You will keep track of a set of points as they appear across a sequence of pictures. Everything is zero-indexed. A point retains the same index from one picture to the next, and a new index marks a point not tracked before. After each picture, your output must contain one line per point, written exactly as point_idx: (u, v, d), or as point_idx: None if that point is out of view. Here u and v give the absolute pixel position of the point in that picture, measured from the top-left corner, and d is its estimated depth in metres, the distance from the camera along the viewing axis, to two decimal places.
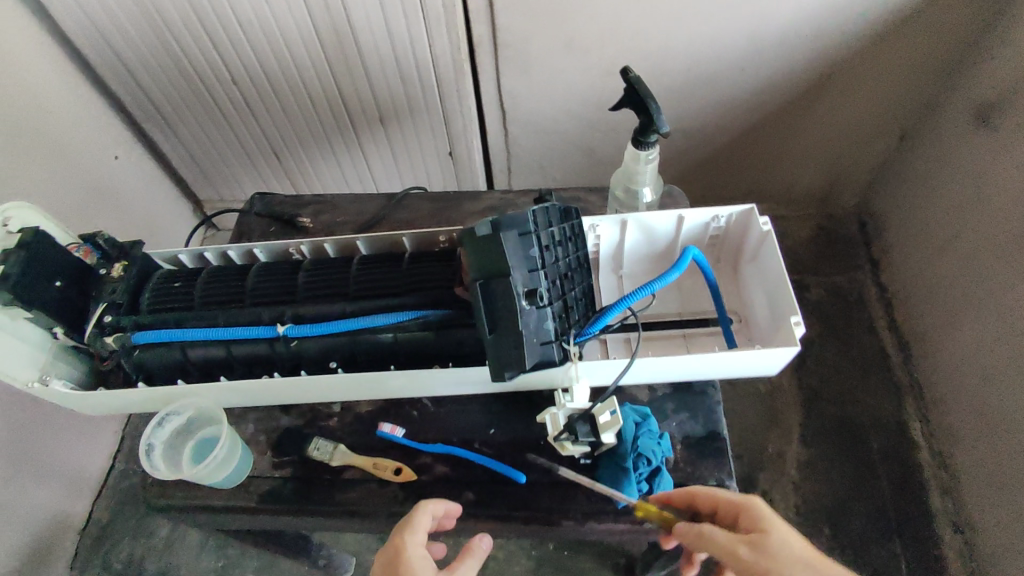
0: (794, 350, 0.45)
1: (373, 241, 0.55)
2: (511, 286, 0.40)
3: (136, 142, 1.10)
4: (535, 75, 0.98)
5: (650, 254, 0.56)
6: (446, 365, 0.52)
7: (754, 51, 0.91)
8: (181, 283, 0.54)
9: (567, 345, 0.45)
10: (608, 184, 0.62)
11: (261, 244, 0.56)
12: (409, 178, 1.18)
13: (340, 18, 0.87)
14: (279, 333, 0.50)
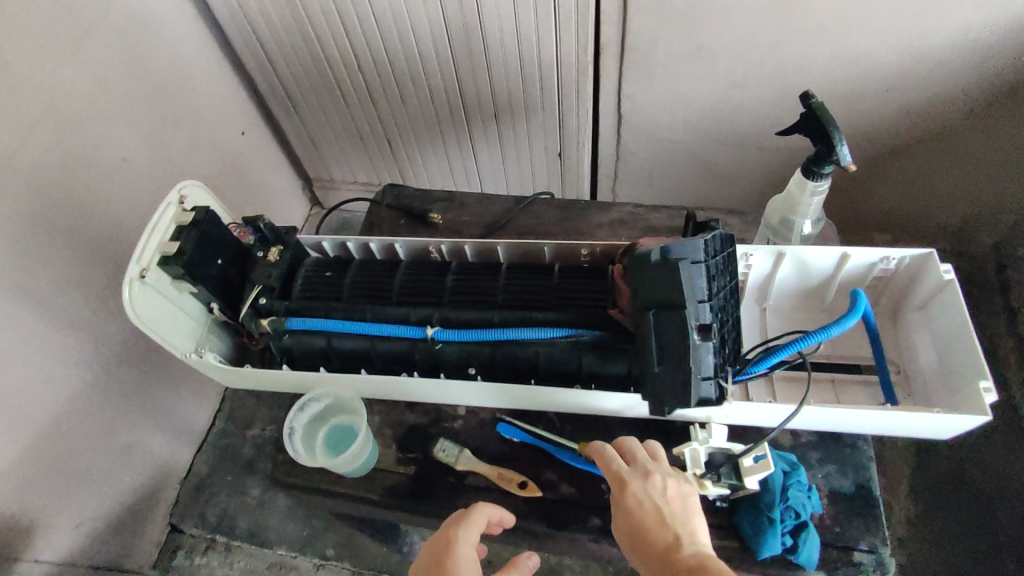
0: (985, 419, 0.51)
1: (512, 249, 0.68)
2: (684, 316, 0.50)
3: (263, 120, 1.16)
4: (659, 84, 0.95)
5: (795, 290, 0.68)
6: (586, 385, 0.64)
7: (908, 66, 0.84)
8: (331, 275, 0.68)
9: (723, 381, 0.54)
10: (767, 212, 0.74)
11: (404, 241, 0.70)
12: (514, 177, 1.18)
13: (470, 15, 0.88)
14: (427, 336, 0.62)
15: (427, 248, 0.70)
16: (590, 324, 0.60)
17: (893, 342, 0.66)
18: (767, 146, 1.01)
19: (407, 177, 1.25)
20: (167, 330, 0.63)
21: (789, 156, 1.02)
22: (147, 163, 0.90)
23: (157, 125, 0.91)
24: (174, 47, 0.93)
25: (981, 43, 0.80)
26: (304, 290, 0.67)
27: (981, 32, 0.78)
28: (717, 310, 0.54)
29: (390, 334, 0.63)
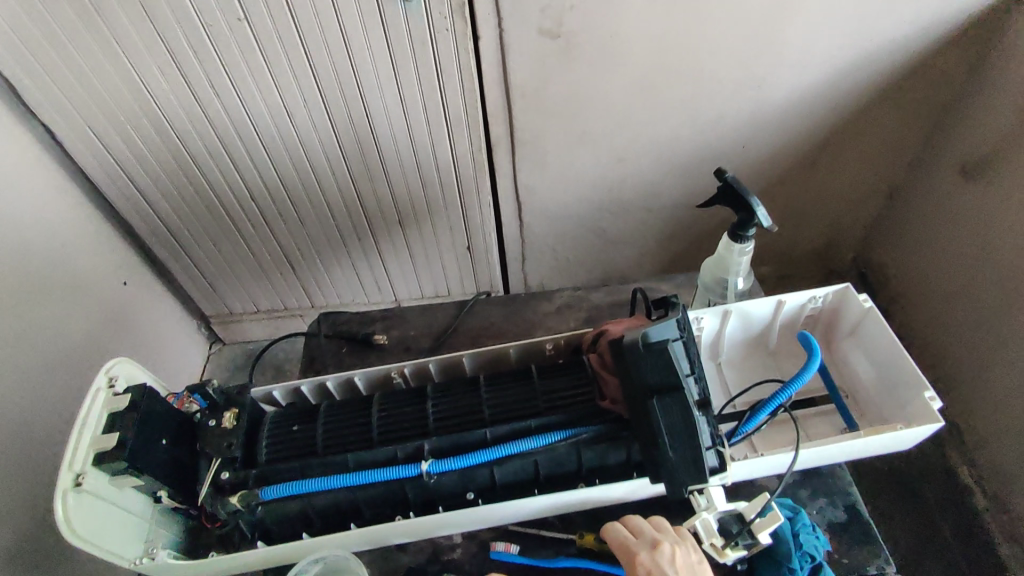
0: (941, 423, 0.57)
1: (478, 356, 0.70)
2: (683, 395, 0.53)
3: (146, 266, 1.08)
4: (550, 168, 1.02)
5: (741, 341, 0.74)
6: (593, 481, 0.63)
7: (754, 124, 0.98)
8: (299, 428, 0.64)
9: (723, 448, 0.57)
10: (701, 274, 0.77)
11: (362, 371, 0.69)
12: (426, 277, 1.18)
13: (363, 130, 0.90)
14: (423, 471, 0.59)
15: (388, 374, 0.70)
16: (585, 421, 0.60)
17: (836, 369, 0.72)
18: (655, 208, 1.12)
19: (314, 296, 1.20)
20: (111, 539, 0.55)
21: (672, 212, 1.13)
22: (15, 334, 0.79)
23: (22, 292, 0.81)
24: (33, 199, 0.85)
25: (803, 100, 0.96)
26: (270, 454, 0.63)
27: (802, 91, 0.94)
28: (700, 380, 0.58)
29: (382, 478, 0.59)
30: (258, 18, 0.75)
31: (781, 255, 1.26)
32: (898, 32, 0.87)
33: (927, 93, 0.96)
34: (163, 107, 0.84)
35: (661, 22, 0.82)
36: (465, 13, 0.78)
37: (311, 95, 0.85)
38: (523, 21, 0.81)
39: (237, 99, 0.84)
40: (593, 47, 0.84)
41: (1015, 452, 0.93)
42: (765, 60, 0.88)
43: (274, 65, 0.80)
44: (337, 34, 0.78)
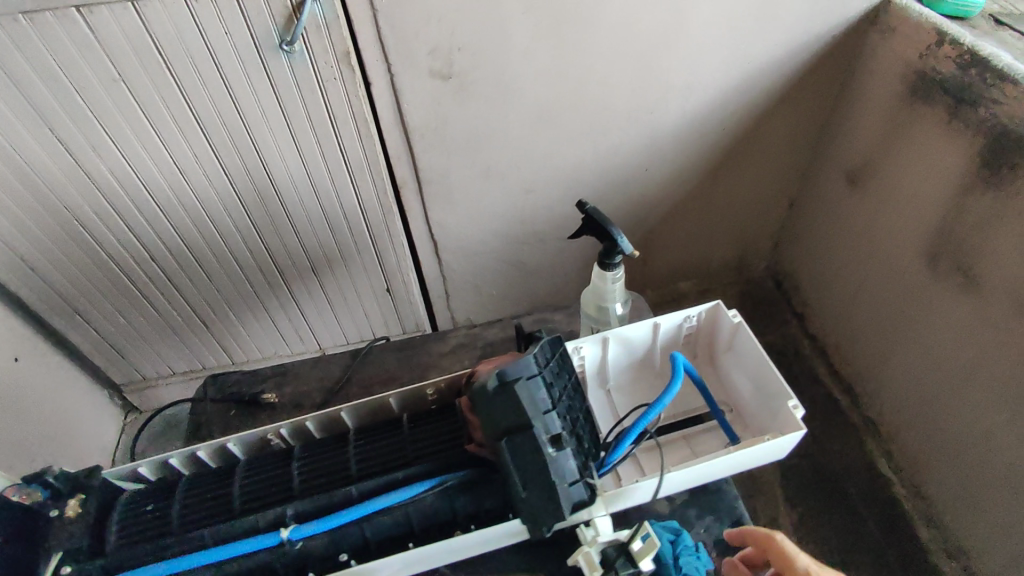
0: (802, 430, 0.58)
1: (356, 409, 0.68)
2: (530, 436, 0.50)
3: (42, 338, 1.02)
4: (459, 203, 1.02)
5: (627, 365, 0.74)
6: (467, 527, 0.61)
7: (653, 147, 1.02)
8: (154, 507, 0.61)
9: (592, 479, 0.54)
10: (582, 304, 0.78)
11: (235, 437, 0.66)
12: (349, 322, 1.16)
13: (263, 181, 0.88)
14: (285, 539, 0.56)
15: (267, 437, 0.67)
16: (451, 468, 0.60)
17: (718, 384, 0.74)
18: (570, 235, 1.14)
19: (233, 354, 1.15)
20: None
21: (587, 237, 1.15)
22: None
23: None
24: None
25: (697, 122, 1.00)
26: (119, 538, 0.59)
27: (696, 114, 0.98)
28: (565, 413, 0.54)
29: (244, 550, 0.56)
30: (135, 77, 0.73)
31: (699, 270, 1.30)
32: (772, 53, 0.92)
33: (807, 106, 1.02)
34: (42, 171, 0.80)
35: (549, 59, 0.84)
36: (350, 61, 0.77)
37: (202, 151, 0.82)
38: (413, 63, 0.80)
39: (123, 161, 0.81)
40: (488, 83, 0.85)
41: (926, 442, 0.98)
42: (656, 88, 0.92)
43: (158, 124, 0.78)
44: (222, 90, 0.76)
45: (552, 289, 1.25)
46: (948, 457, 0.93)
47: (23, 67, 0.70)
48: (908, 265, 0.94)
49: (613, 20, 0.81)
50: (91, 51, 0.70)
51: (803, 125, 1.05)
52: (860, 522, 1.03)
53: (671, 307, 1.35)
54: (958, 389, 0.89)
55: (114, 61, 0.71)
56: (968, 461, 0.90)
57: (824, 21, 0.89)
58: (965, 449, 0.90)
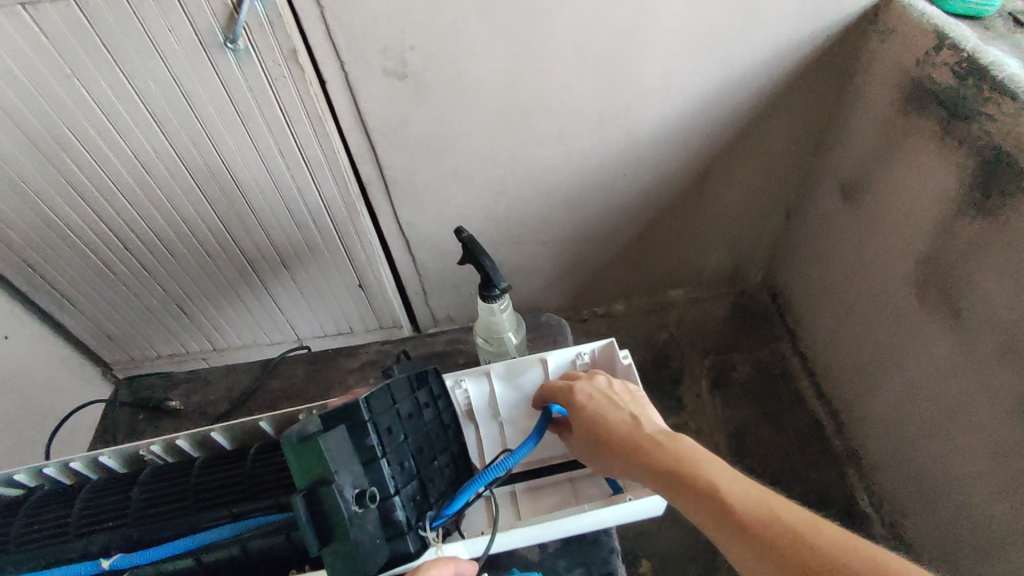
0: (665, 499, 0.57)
1: (228, 430, 0.64)
2: (335, 490, 0.42)
3: (32, 318, 1.04)
4: (427, 204, 1.00)
5: (520, 399, 0.69)
6: (304, 567, 0.56)
7: (632, 152, 0.96)
8: (1, 519, 0.57)
9: (425, 531, 0.48)
10: (475, 336, 0.75)
11: (109, 449, 0.63)
12: (324, 315, 1.16)
13: (224, 177, 0.87)
14: (103, 568, 0.51)
15: (137, 451, 0.64)
16: (288, 507, 0.54)
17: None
18: (547, 238, 1.10)
19: (214, 339, 1.18)
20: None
21: (567, 242, 1.11)
22: None
23: None
24: None
25: (679, 126, 0.94)
26: None
27: (675, 117, 0.92)
28: (399, 461, 0.50)
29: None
30: (85, 72, 0.71)
31: (690, 277, 1.25)
32: (760, 54, 0.85)
33: (805, 111, 0.95)
34: (8, 161, 0.80)
35: (516, 62, 0.80)
36: (299, 60, 0.74)
37: (160, 145, 0.81)
38: (366, 65, 0.78)
39: (86, 155, 0.81)
40: (445, 84, 0.82)
41: (905, 480, 0.94)
42: (634, 93, 0.87)
43: (114, 118, 0.77)
44: (174, 88, 0.74)
45: (532, 294, 1.22)
46: (928, 500, 0.89)
47: None
48: (893, 291, 0.89)
49: (574, 22, 0.77)
50: (38, 45, 0.68)
51: (799, 130, 0.98)
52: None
53: (658, 314, 1.30)
54: (939, 426, 0.84)
55: (64, 57, 0.69)
56: (947, 508, 0.85)
57: (816, 20, 0.82)
58: (944, 493, 0.85)
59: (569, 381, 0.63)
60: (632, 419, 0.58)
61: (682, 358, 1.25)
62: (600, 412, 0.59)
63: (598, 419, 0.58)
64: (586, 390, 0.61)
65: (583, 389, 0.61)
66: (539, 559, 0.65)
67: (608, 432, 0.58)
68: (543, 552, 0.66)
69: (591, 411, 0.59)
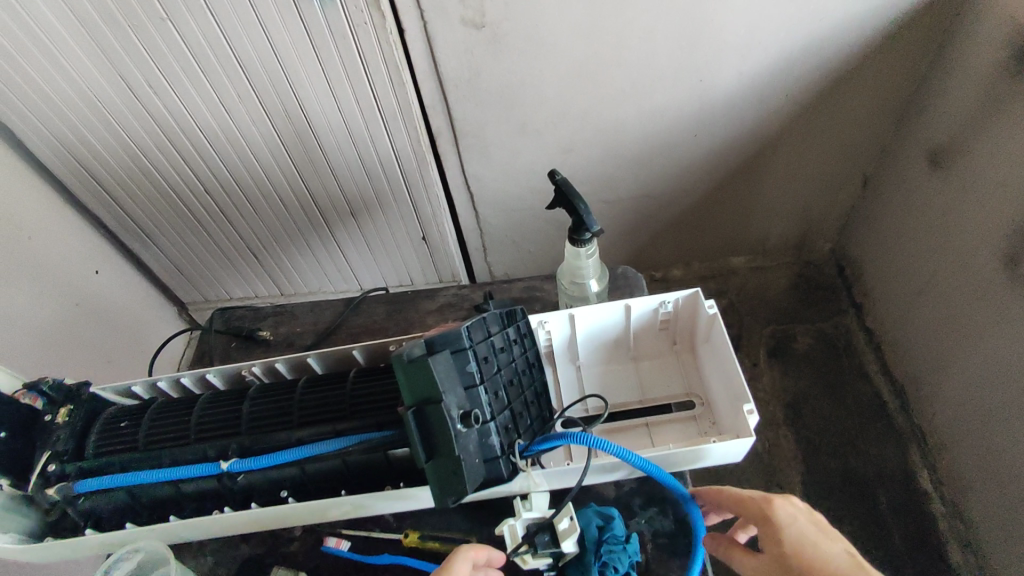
0: (751, 438, 0.54)
1: (322, 357, 0.68)
2: (442, 409, 0.46)
3: (119, 255, 1.11)
4: (495, 158, 1.00)
5: (598, 345, 0.71)
6: (396, 484, 0.61)
7: (706, 111, 0.94)
8: (127, 423, 0.63)
9: (516, 459, 0.52)
10: (558, 279, 0.76)
11: (215, 368, 0.68)
12: (387, 267, 1.19)
13: (301, 124, 0.89)
14: (223, 469, 0.58)
15: (239, 372, 0.69)
16: (387, 426, 0.59)
17: (696, 375, 0.70)
18: (611, 198, 1.09)
19: (283, 285, 1.23)
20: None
21: (630, 204, 1.10)
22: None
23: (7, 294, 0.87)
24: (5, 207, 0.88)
25: (757, 86, 0.90)
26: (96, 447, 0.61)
27: (753, 76, 0.89)
28: (495, 390, 0.54)
29: (190, 475, 0.58)
30: (180, 17, 0.74)
31: (754, 245, 1.23)
32: (851, 10, 0.80)
33: (898, 71, 0.90)
34: (104, 102, 0.84)
35: (595, 13, 0.79)
36: (381, 7, 0.75)
37: (244, 90, 0.84)
38: (445, 14, 0.78)
39: (175, 98, 0.84)
40: (521, 35, 0.81)
41: (972, 459, 0.92)
42: (714, 50, 0.85)
43: (203, 62, 0.80)
44: (260, 34, 0.76)
45: None
46: (996, 480, 0.87)
47: (83, 4, 0.72)
48: (977, 265, 0.87)
49: None
50: None
51: (885, 92, 0.93)
52: (882, 527, 1.00)
53: (719, 281, 1.29)
54: (1015, 406, 0.81)
55: (161, 3, 0.72)
56: (1016, 490, 0.83)
57: None
58: (1014, 475, 0.83)
59: (767, 503, 0.59)
60: (845, 554, 0.57)
61: (740, 326, 1.24)
62: (806, 542, 0.57)
63: (808, 551, 0.56)
64: (787, 508, 0.59)
65: (788, 510, 0.58)
66: (613, 497, 0.68)
67: (826, 565, 0.56)
68: (616, 491, 0.68)
69: (804, 544, 0.57)
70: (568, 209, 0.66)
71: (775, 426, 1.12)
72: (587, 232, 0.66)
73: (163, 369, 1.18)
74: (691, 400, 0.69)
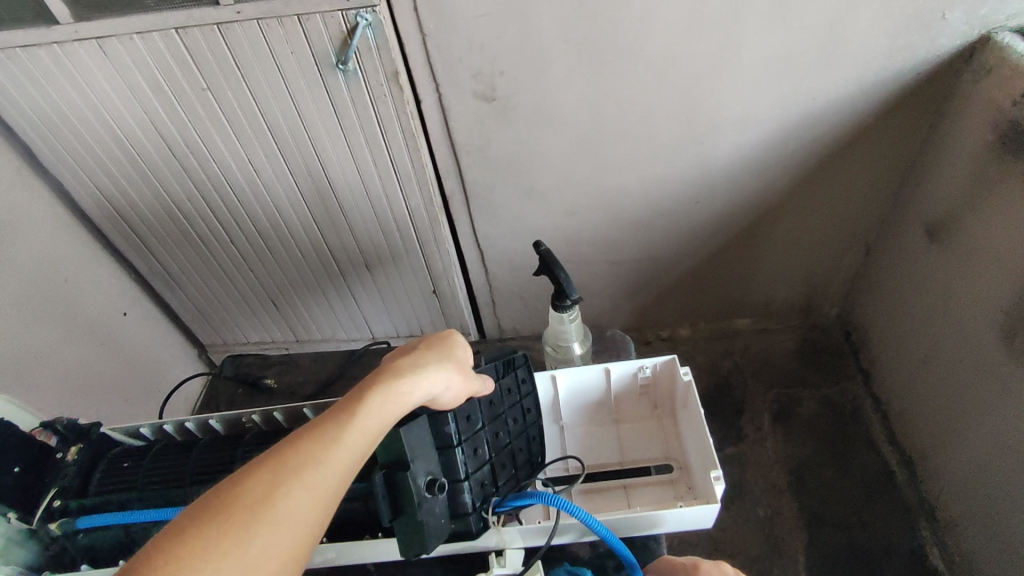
0: (716, 506, 0.55)
1: (319, 407, 0.71)
2: (409, 475, 0.50)
3: (147, 299, 1.17)
4: (503, 219, 1.05)
5: (582, 406, 0.73)
6: (379, 535, 0.63)
7: (706, 180, 0.98)
8: (129, 463, 0.66)
9: (488, 516, 0.57)
10: (543, 342, 0.79)
11: (217, 414, 0.71)
12: (398, 318, 1.23)
13: (322, 182, 0.95)
14: None
15: (241, 419, 0.72)
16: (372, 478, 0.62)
17: (675, 438, 0.70)
18: (615, 258, 1.12)
19: (298, 332, 1.27)
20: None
21: (634, 265, 1.13)
22: (24, 368, 0.91)
23: (38, 331, 0.93)
24: (45, 251, 0.95)
25: (755, 157, 0.94)
26: (99, 484, 0.65)
27: (751, 147, 0.93)
28: (474, 448, 0.59)
29: (182, 516, 0.61)
30: (218, 87, 0.82)
31: (759, 308, 1.24)
32: (845, 90, 0.85)
33: (895, 145, 0.93)
34: (145, 159, 0.92)
35: (597, 89, 0.85)
36: (399, 81, 0.81)
37: (272, 152, 0.91)
38: (459, 88, 0.84)
39: (209, 158, 0.91)
40: (529, 107, 0.87)
41: (984, 538, 0.89)
42: (710, 124, 0.89)
43: (235, 126, 0.87)
44: (289, 103, 0.83)
45: (596, 313, 1.24)
46: (1007, 561, 0.84)
47: (134, 73, 0.80)
48: (978, 338, 0.87)
49: (656, 52, 0.80)
50: (183, 61, 0.79)
51: (882, 166, 0.96)
52: None
53: (724, 342, 1.29)
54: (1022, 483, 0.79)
55: (203, 75, 0.80)
56: None
57: (904, 57, 0.81)
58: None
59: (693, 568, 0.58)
60: None
61: (745, 388, 1.23)
62: None
63: None
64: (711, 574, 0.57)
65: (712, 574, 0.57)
66: (587, 557, 0.67)
67: None
68: (591, 552, 0.67)
69: None
70: (551, 278, 0.69)
71: (778, 493, 1.09)
72: (568, 299, 0.69)
73: (176, 409, 1.22)
74: (669, 463, 0.69)
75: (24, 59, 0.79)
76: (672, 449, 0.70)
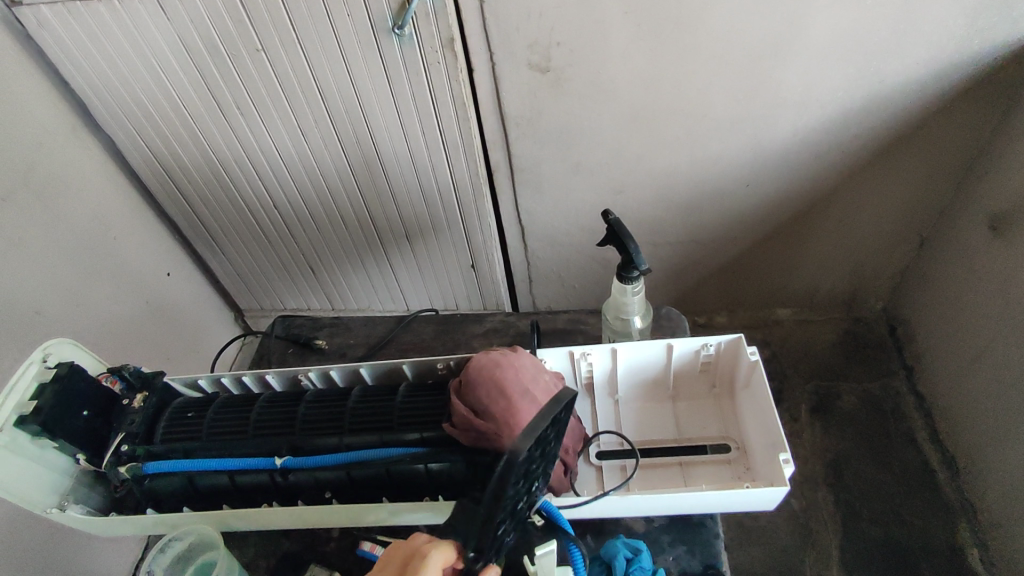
0: (785, 487, 0.54)
1: (374, 369, 0.72)
2: None
3: (189, 260, 1.19)
4: (549, 195, 1.04)
5: (638, 382, 0.73)
6: (435, 497, 0.65)
7: (760, 162, 0.95)
8: (193, 413, 0.67)
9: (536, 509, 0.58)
10: (603, 313, 0.78)
11: (275, 371, 0.72)
12: (435, 291, 1.23)
13: (369, 151, 0.95)
14: (277, 464, 0.62)
15: (297, 377, 0.73)
16: (431, 441, 0.62)
17: (733, 418, 0.70)
18: (660, 240, 1.10)
19: (334, 300, 1.28)
20: (18, 488, 0.58)
21: (678, 247, 1.11)
22: (78, 322, 0.93)
23: (90, 287, 0.95)
24: (98, 208, 0.97)
25: (813, 140, 0.91)
26: (164, 432, 0.66)
27: (810, 131, 0.90)
28: (509, 533, 0.53)
29: (248, 467, 0.63)
30: (272, 49, 0.81)
31: (801, 296, 1.21)
32: (916, 73, 0.81)
33: (963, 134, 0.89)
34: (197, 120, 0.92)
35: (657, 64, 0.82)
36: (454, 48, 0.80)
37: (321, 117, 0.90)
38: (514, 57, 0.83)
39: (259, 122, 0.92)
40: (585, 80, 0.85)
41: None
42: (770, 104, 0.87)
43: (287, 89, 0.86)
44: (342, 68, 0.83)
45: None
46: None
47: (189, 32, 0.80)
48: None
49: (722, 26, 0.77)
50: (238, 20, 0.78)
51: (946, 155, 0.93)
52: None
53: (762, 331, 1.27)
54: None
55: (258, 35, 0.80)
56: None
57: (983, 39, 0.77)
58: None
59: None
60: None
61: (782, 378, 1.21)
62: None
63: None
64: None
65: None
66: (642, 531, 0.68)
67: None
68: (646, 526, 0.68)
69: None
70: (620, 246, 0.69)
71: (813, 484, 1.08)
72: (637, 270, 0.69)
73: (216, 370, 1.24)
74: (725, 443, 0.69)
75: (84, 13, 0.79)
76: (730, 430, 0.69)
